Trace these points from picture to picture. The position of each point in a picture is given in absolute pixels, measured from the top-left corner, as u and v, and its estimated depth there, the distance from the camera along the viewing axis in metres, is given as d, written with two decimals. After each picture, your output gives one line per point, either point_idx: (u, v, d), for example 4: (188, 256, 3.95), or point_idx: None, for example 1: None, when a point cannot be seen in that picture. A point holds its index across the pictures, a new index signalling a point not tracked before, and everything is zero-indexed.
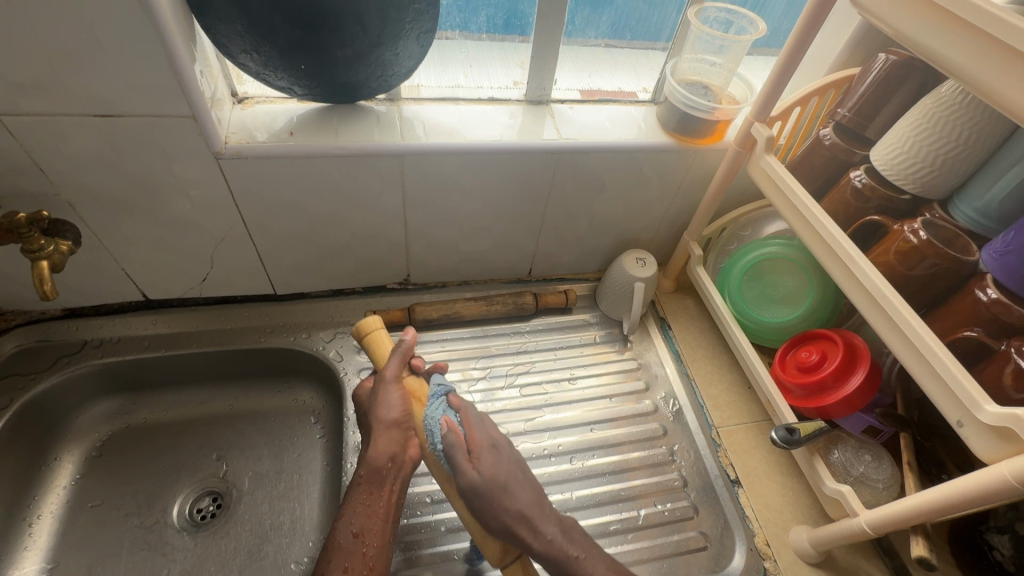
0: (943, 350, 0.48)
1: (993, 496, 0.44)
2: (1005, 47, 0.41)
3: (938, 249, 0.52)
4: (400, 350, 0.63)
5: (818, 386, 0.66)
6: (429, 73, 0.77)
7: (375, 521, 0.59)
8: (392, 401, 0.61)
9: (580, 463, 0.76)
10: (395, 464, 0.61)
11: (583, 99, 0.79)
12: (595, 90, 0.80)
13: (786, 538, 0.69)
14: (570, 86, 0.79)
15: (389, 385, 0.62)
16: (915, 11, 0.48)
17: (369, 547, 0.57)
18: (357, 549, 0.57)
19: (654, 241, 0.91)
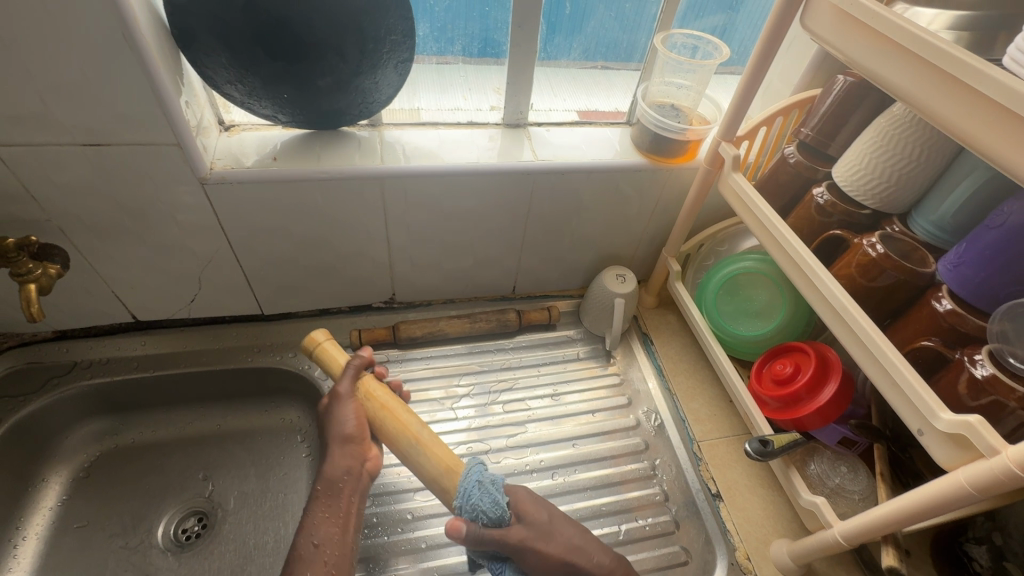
0: (902, 360, 0.49)
1: (951, 501, 0.44)
2: (944, 74, 0.44)
3: (895, 262, 0.53)
4: (351, 368, 0.65)
5: (793, 398, 0.67)
6: (428, 97, 0.80)
7: (335, 530, 0.61)
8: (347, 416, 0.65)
9: (562, 479, 0.76)
10: (351, 476, 0.64)
11: (581, 119, 0.82)
12: (591, 110, 0.83)
13: (767, 553, 0.69)
14: (567, 108, 0.83)
15: (343, 401, 0.65)
16: (862, 41, 0.51)
17: (329, 555, 0.59)
18: (317, 558, 0.59)
19: (635, 257, 0.93)
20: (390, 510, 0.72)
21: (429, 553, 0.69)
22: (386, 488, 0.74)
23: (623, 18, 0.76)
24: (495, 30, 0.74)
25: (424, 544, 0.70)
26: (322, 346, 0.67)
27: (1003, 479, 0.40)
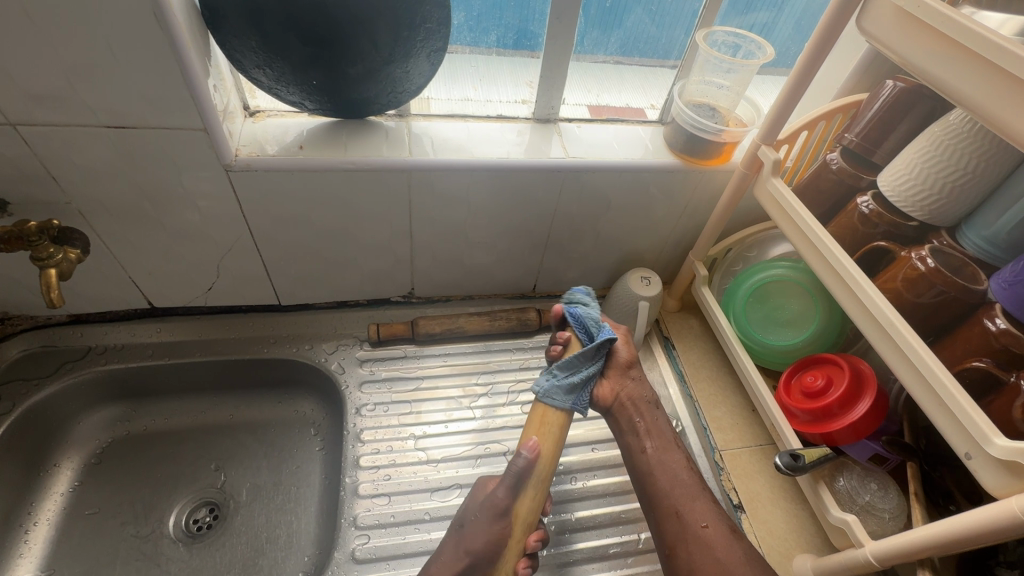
0: (951, 379, 0.47)
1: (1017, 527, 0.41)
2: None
3: (946, 277, 0.51)
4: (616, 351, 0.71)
5: (824, 412, 0.65)
6: (440, 87, 0.77)
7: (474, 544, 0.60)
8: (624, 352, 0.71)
9: (581, 484, 0.75)
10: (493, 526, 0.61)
11: (592, 116, 0.80)
12: (602, 107, 0.81)
13: (790, 567, 0.67)
14: (578, 102, 0.80)
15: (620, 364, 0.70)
16: (939, 50, 0.47)
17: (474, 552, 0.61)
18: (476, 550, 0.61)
19: (659, 259, 0.91)
20: (406, 509, 0.71)
21: None
22: (402, 486, 0.72)
23: (663, 14, 0.73)
24: (532, 21, 0.72)
25: None
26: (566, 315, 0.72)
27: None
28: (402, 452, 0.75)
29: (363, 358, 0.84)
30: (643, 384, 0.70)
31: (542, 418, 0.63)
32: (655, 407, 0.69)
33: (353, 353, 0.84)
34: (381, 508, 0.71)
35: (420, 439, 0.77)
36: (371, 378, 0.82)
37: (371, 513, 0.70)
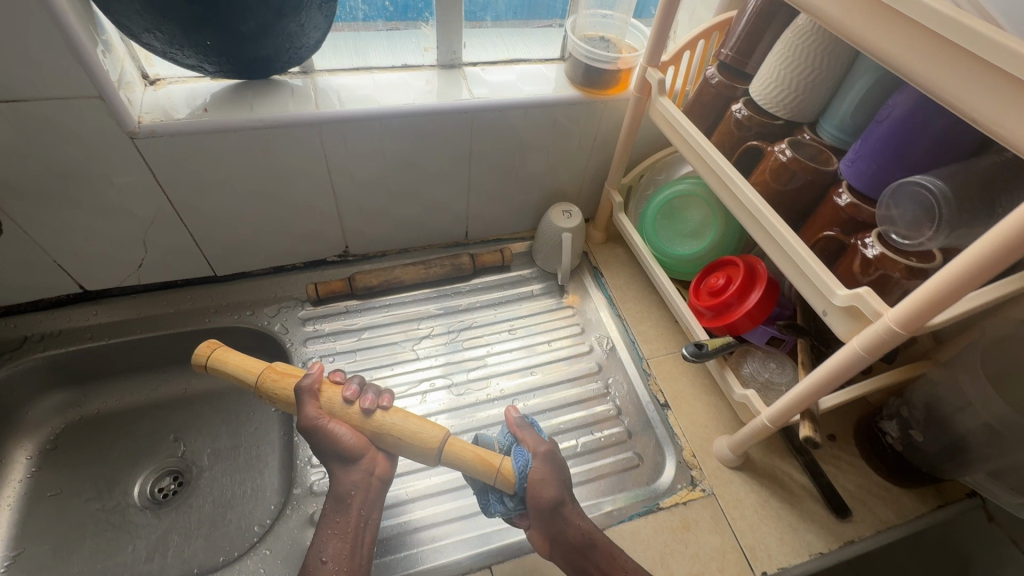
0: (805, 250, 0.54)
1: (878, 349, 0.47)
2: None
3: (803, 164, 0.57)
4: (304, 389, 0.59)
5: (724, 306, 0.72)
6: (379, 51, 0.80)
7: (343, 546, 0.58)
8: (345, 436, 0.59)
9: (522, 404, 0.81)
10: (361, 487, 0.60)
11: (495, 61, 0.83)
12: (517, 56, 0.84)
13: (711, 449, 0.75)
14: (492, 55, 0.83)
15: (321, 423, 0.58)
16: None
17: (349, 523, 0.59)
18: (347, 511, 0.59)
19: (581, 194, 0.96)
20: None
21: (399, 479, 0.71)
22: None
23: None
24: None
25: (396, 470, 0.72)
26: (212, 362, 0.61)
27: (941, 306, 0.41)
28: None
29: (305, 318, 0.86)
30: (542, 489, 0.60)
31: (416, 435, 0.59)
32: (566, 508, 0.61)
33: (295, 314, 0.86)
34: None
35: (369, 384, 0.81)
36: (315, 335, 0.85)
37: None
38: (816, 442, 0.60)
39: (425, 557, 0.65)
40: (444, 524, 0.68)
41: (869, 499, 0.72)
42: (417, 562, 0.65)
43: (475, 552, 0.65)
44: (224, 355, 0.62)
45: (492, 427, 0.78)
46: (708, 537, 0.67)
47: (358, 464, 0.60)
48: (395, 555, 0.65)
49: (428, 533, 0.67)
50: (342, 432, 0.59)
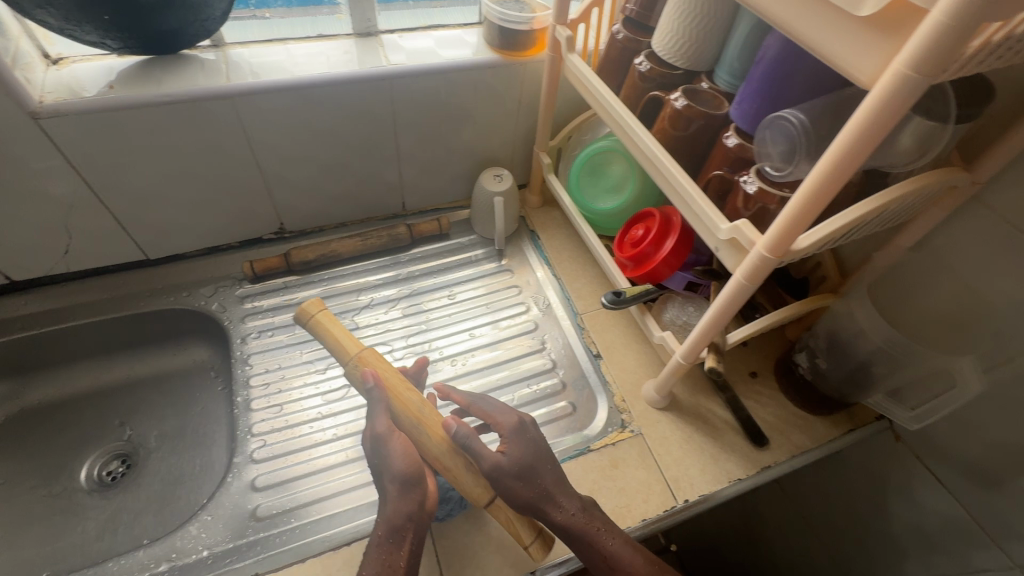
0: (696, 191, 0.57)
1: (756, 276, 0.51)
2: None
3: (695, 110, 0.60)
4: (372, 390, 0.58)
5: (642, 255, 0.75)
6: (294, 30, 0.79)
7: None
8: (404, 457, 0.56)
9: (461, 364, 0.83)
10: (415, 518, 0.57)
11: (413, 28, 0.83)
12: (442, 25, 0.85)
13: (639, 392, 0.79)
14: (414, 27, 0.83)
15: (392, 434, 0.57)
16: None
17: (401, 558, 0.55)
18: (399, 545, 0.56)
19: (514, 159, 0.98)
20: (296, 414, 0.76)
21: (332, 442, 0.73)
22: (291, 395, 0.77)
23: None
24: None
25: (333, 434, 0.74)
26: (318, 321, 0.62)
27: (798, 227, 0.44)
28: (291, 365, 0.80)
29: (243, 295, 0.87)
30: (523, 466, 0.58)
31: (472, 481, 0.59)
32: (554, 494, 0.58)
33: (233, 293, 0.87)
34: (272, 418, 0.75)
35: (307, 355, 0.82)
36: (253, 312, 0.85)
37: (263, 421, 0.75)
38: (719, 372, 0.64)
39: (341, 518, 0.66)
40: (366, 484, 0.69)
41: (786, 428, 0.77)
42: (335, 521, 0.66)
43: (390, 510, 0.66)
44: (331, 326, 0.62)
45: (431, 387, 0.81)
46: (635, 473, 0.71)
47: (411, 494, 0.56)
48: (317, 516, 0.66)
49: (350, 495, 0.68)
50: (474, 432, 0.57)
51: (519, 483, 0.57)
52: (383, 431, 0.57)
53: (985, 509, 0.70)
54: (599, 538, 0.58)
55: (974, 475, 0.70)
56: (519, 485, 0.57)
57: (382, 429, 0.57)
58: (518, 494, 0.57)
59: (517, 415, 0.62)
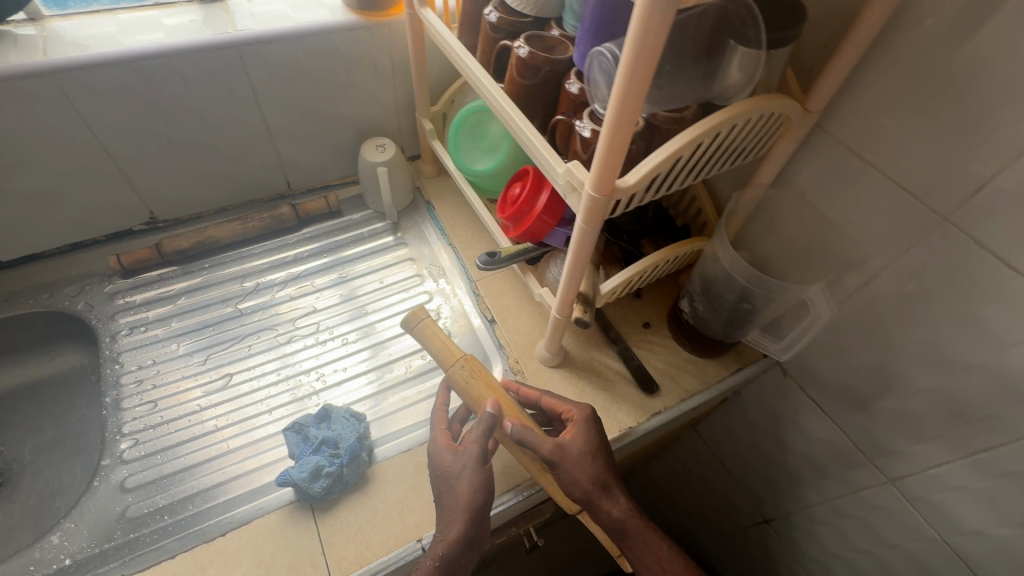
0: (536, 137, 0.55)
1: (594, 219, 0.50)
2: None
3: (539, 57, 0.57)
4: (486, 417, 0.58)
5: (520, 213, 0.74)
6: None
7: None
8: (482, 475, 0.57)
9: (353, 341, 0.81)
10: (484, 529, 0.58)
11: None
12: None
13: (533, 353, 0.78)
14: None
15: (468, 449, 0.58)
16: None
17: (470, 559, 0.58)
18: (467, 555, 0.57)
19: (400, 129, 0.95)
20: (172, 409, 0.72)
21: (212, 434, 0.70)
22: (168, 391, 0.73)
23: None
24: None
25: (214, 425, 0.71)
26: (427, 326, 0.65)
27: (614, 160, 0.44)
28: (167, 359, 0.76)
29: (113, 292, 0.82)
30: (579, 470, 0.59)
31: (545, 477, 0.63)
32: (607, 491, 0.60)
33: (101, 290, 0.82)
34: (145, 415, 0.71)
35: (185, 347, 0.78)
36: (124, 308, 0.80)
37: (134, 420, 0.71)
38: (586, 322, 0.65)
39: (223, 509, 0.63)
40: (249, 470, 0.67)
41: (677, 373, 0.78)
42: (217, 512, 0.63)
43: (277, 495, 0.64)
44: (434, 331, 0.65)
45: (320, 367, 0.78)
46: None
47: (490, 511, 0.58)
48: (196, 510, 0.63)
49: (232, 484, 0.66)
50: (529, 430, 0.58)
51: (583, 470, 0.59)
52: (473, 450, 0.58)
53: (858, 430, 0.73)
54: (646, 534, 0.62)
55: (846, 399, 0.73)
56: (577, 470, 0.59)
57: (472, 446, 0.58)
58: (578, 481, 0.59)
59: (590, 406, 0.64)
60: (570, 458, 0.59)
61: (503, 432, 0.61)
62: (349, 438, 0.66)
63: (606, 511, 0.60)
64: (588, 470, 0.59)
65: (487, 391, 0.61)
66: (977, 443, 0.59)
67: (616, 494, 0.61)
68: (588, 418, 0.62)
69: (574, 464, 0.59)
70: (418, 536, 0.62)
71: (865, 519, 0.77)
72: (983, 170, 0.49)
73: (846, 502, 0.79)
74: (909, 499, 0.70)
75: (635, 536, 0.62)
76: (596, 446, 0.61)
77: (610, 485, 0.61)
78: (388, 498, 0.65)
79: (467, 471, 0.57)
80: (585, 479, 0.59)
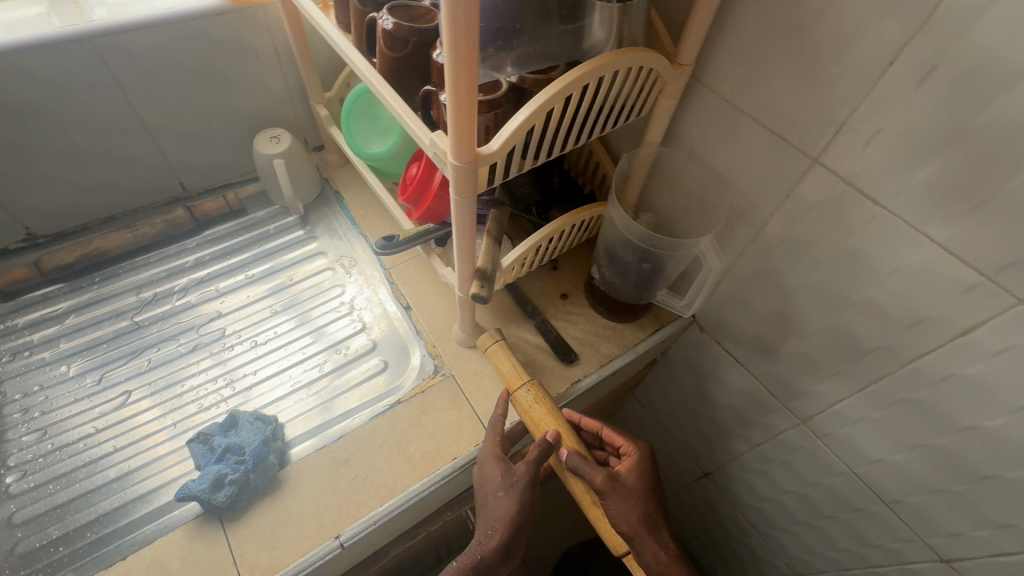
0: (405, 109, 0.53)
1: (465, 190, 0.49)
2: None
3: (405, 28, 0.55)
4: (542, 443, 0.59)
5: (417, 193, 0.72)
6: None
7: None
8: (522, 491, 0.59)
9: (262, 343, 0.78)
10: (517, 542, 0.59)
11: None
12: None
13: (450, 335, 0.77)
14: None
15: (523, 466, 0.60)
16: None
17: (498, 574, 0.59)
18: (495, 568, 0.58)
19: (297, 118, 0.91)
20: (63, 435, 0.68)
21: (109, 455, 0.66)
22: (59, 416, 0.70)
23: None
24: None
25: (112, 447, 0.67)
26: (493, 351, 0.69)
27: (467, 126, 0.43)
28: (58, 383, 0.73)
29: None
30: (625, 505, 0.59)
31: (595, 513, 0.60)
32: (650, 531, 0.60)
33: None
34: (34, 445, 0.67)
35: (77, 368, 0.74)
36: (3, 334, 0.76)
37: (22, 451, 0.67)
38: (485, 298, 0.63)
39: (123, 532, 0.60)
40: (149, 488, 0.64)
41: (596, 340, 0.78)
42: (116, 536, 0.60)
43: (182, 511, 0.61)
44: (504, 354, 0.68)
45: (227, 374, 0.75)
46: (444, 415, 0.70)
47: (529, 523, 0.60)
48: (94, 537, 0.60)
49: (131, 506, 0.63)
50: (585, 461, 0.59)
51: (632, 510, 0.59)
52: (524, 473, 0.60)
53: (771, 377, 0.75)
54: None
55: (757, 348, 0.74)
56: (625, 508, 0.59)
57: (524, 468, 0.60)
58: (626, 520, 0.58)
59: (646, 447, 0.67)
60: (620, 490, 0.60)
61: (556, 458, 0.63)
62: (253, 442, 0.63)
63: (646, 555, 0.58)
64: (637, 511, 0.59)
65: (552, 418, 0.63)
66: (870, 374, 0.61)
67: (658, 535, 0.60)
68: (643, 463, 0.64)
69: (621, 501, 0.59)
70: (336, 533, 0.60)
71: (788, 462, 0.80)
72: (843, 108, 0.50)
73: (769, 447, 0.82)
74: (819, 438, 0.72)
75: None
76: (644, 491, 0.62)
77: (652, 529, 0.60)
78: (301, 499, 0.62)
79: (514, 489, 0.59)
80: (628, 520, 0.58)
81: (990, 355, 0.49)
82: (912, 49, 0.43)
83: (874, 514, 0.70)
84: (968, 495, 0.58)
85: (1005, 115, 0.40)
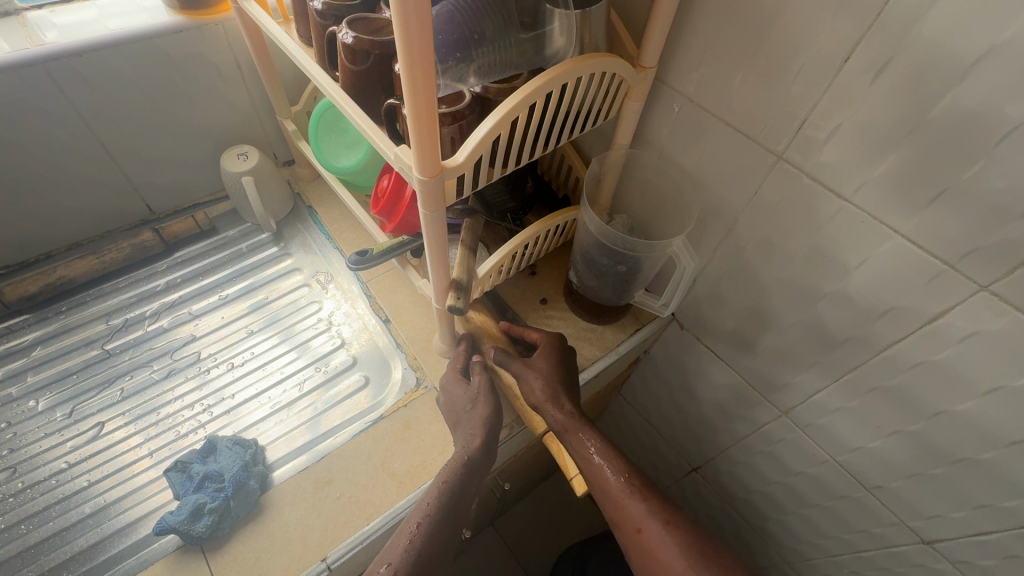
0: (369, 124, 0.52)
1: (434, 204, 0.48)
2: None
3: (366, 41, 0.54)
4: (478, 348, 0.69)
5: (389, 207, 0.72)
6: None
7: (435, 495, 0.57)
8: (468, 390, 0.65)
9: (238, 364, 0.77)
10: (480, 446, 0.60)
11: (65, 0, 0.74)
12: None
13: (430, 346, 0.75)
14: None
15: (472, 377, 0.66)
16: None
17: (472, 485, 0.60)
18: (467, 478, 0.59)
19: (264, 134, 0.89)
20: (36, 472, 0.66)
21: (84, 490, 0.65)
22: (30, 452, 0.68)
23: None
24: None
25: (86, 481, 0.65)
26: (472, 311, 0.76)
27: (430, 141, 0.42)
28: (28, 418, 0.70)
29: None
30: (531, 376, 0.65)
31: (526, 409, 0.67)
32: (561, 395, 0.64)
33: None
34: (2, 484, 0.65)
35: (47, 402, 0.72)
36: None
37: None
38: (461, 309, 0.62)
39: (102, 569, 0.59)
40: (128, 519, 0.62)
41: (576, 343, 0.78)
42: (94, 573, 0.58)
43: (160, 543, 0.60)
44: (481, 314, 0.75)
45: (204, 398, 0.73)
46: (427, 429, 0.69)
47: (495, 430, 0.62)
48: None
49: (110, 539, 0.61)
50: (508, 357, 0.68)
51: (537, 381, 0.65)
52: (484, 383, 0.65)
53: (751, 371, 0.75)
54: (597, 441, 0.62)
55: (735, 342, 0.75)
56: (532, 380, 0.65)
57: (480, 379, 0.65)
58: (531, 392, 0.65)
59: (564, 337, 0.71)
60: (532, 366, 0.66)
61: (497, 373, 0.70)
62: (232, 468, 0.62)
63: (556, 417, 0.63)
64: (550, 376, 0.65)
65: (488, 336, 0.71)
66: (845, 365, 0.62)
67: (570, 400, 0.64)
68: (554, 340, 0.67)
69: (532, 376, 0.65)
70: (323, 556, 0.59)
71: (772, 453, 0.80)
72: (804, 104, 0.50)
73: (753, 439, 0.83)
74: (801, 428, 0.73)
75: (580, 443, 0.62)
76: (557, 366, 0.66)
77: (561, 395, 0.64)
78: (286, 522, 0.61)
79: (456, 388, 0.65)
80: (537, 389, 0.64)
81: (958, 341, 0.50)
82: (865, 46, 0.44)
83: (857, 500, 0.71)
84: (945, 478, 0.59)
85: (957, 107, 0.41)
